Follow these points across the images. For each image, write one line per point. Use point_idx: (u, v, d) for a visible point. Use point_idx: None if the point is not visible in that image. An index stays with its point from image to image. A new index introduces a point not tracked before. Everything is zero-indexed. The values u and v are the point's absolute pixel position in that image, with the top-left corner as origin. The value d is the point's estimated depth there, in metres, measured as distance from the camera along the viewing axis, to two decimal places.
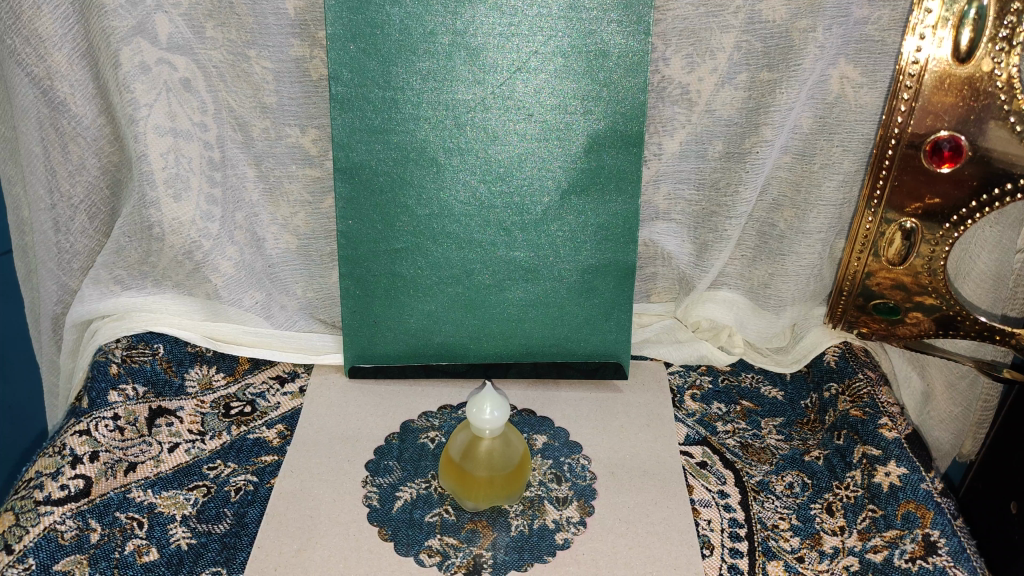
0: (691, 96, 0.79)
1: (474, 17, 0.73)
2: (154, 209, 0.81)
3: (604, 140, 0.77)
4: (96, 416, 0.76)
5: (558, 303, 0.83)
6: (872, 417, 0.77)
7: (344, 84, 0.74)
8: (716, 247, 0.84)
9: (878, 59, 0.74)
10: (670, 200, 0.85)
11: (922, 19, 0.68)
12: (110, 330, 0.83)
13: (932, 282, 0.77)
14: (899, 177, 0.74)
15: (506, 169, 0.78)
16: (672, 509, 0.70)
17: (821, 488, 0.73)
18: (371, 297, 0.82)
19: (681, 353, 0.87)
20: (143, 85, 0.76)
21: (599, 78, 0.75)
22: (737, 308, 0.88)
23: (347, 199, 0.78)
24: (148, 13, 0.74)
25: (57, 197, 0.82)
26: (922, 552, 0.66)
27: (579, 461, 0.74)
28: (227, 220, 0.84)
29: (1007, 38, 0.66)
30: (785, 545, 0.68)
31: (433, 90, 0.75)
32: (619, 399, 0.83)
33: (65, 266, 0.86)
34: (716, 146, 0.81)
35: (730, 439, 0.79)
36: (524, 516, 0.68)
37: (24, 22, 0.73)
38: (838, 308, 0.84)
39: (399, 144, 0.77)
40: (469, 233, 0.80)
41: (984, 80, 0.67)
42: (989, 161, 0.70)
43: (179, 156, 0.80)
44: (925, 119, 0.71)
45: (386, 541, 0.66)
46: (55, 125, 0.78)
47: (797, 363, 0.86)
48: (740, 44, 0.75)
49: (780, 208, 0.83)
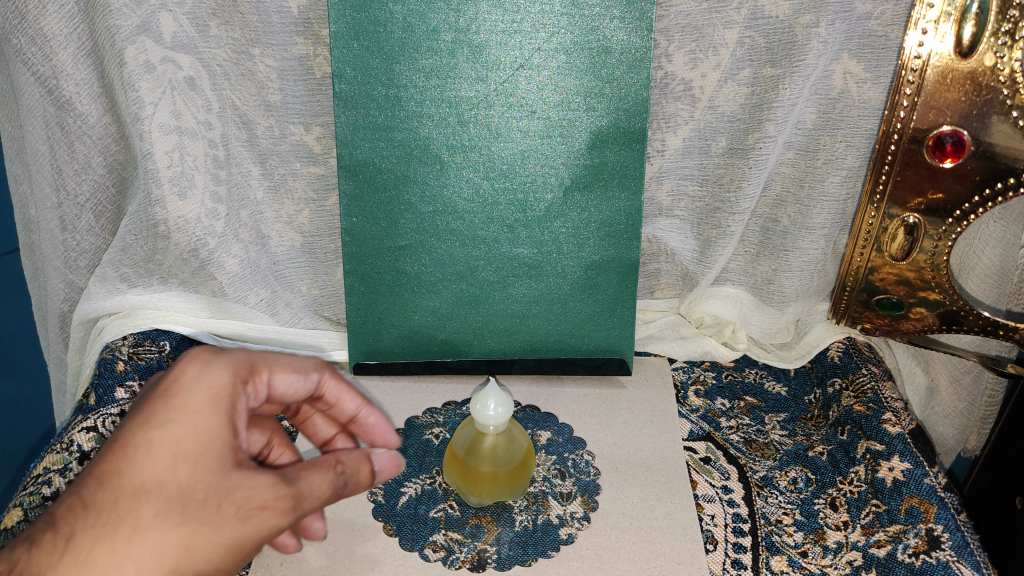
0: (693, 92, 0.79)
1: (477, 14, 0.73)
2: (160, 207, 0.81)
3: (607, 136, 0.77)
4: (103, 412, 0.76)
5: (561, 300, 0.83)
6: (875, 412, 0.76)
7: (348, 81, 0.75)
8: (719, 243, 0.84)
9: (881, 54, 0.74)
10: (673, 196, 0.85)
11: (924, 13, 0.68)
12: (118, 327, 0.84)
13: (935, 277, 0.77)
14: (902, 172, 0.74)
15: (509, 166, 0.78)
16: (676, 505, 0.70)
17: (825, 483, 0.73)
18: (376, 294, 0.83)
19: (684, 348, 0.88)
20: (148, 83, 0.76)
21: (601, 74, 0.75)
22: (741, 304, 0.88)
23: (352, 196, 0.79)
24: (153, 11, 0.74)
25: (63, 195, 0.82)
26: (925, 547, 0.65)
27: (582, 457, 0.74)
28: (232, 218, 0.84)
29: (1010, 32, 0.65)
30: (788, 540, 0.68)
31: (436, 87, 0.75)
32: (623, 395, 0.83)
33: (72, 264, 0.86)
34: (719, 142, 0.81)
35: (734, 434, 0.79)
36: (528, 512, 0.69)
37: (30, 20, 0.72)
38: (841, 303, 0.84)
39: (402, 141, 0.77)
40: (473, 230, 0.80)
41: (987, 74, 0.67)
42: (992, 156, 0.69)
43: (185, 154, 0.80)
44: (927, 115, 0.71)
45: (391, 536, 0.67)
46: (60, 124, 0.78)
47: (802, 358, 0.87)
48: (743, 39, 0.75)
49: (783, 204, 0.83)
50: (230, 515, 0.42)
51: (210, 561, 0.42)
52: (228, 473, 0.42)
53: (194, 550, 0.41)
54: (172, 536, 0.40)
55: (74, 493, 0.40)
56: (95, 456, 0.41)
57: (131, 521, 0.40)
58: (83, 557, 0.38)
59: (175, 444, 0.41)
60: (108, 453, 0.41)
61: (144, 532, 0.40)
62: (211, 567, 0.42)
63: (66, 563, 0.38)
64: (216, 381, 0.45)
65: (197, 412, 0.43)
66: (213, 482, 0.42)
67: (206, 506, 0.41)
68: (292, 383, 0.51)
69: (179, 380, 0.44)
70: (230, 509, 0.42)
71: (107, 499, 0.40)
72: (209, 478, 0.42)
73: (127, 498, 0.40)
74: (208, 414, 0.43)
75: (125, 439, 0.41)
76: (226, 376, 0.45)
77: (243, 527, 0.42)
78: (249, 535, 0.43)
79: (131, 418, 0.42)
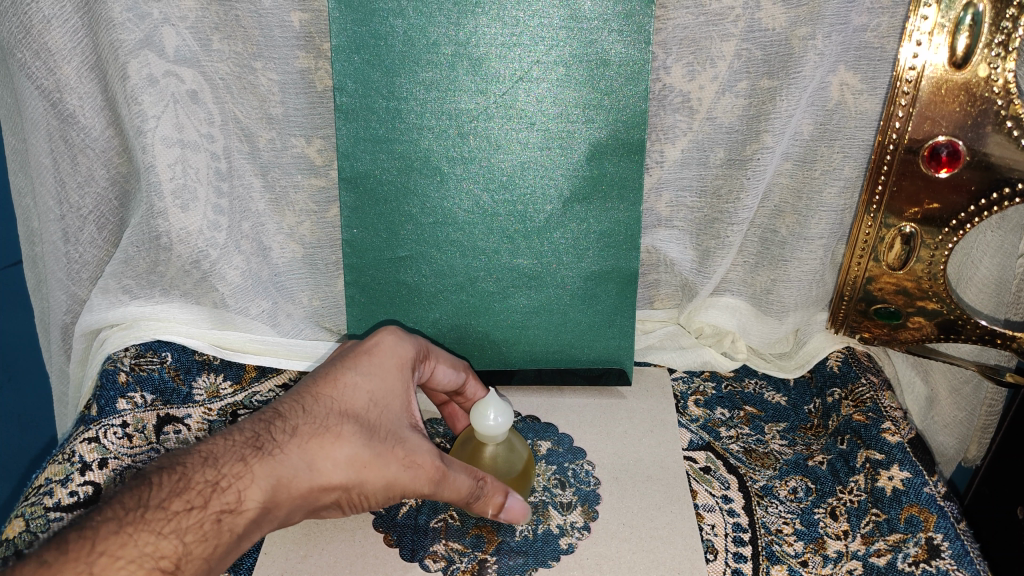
0: (692, 104, 0.80)
1: (476, 27, 0.74)
2: (163, 219, 0.82)
3: (606, 147, 0.78)
4: (105, 423, 0.76)
5: (561, 310, 0.83)
6: (875, 421, 0.77)
7: (349, 94, 0.76)
8: (718, 253, 0.85)
9: (877, 66, 0.74)
10: (672, 207, 0.86)
11: (918, 25, 0.68)
12: (118, 339, 0.83)
13: (932, 287, 0.77)
14: (898, 182, 0.74)
15: (509, 178, 0.79)
16: (675, 515, 0.70)
17: (825, 492, 0.73)
18: (377, 304, 0.83)
19: (684, 358, 0.88)
20: (151, 97, 0.77)
21: (599, 87, 0.76)
22: (741, 313, 0.88)
23: (352, 207, 0.79)
24: (156, 26, 0.75)
25: (66, 208, 0.82)
26: (925, 556, 0.65)
27: (583, 467, 0.75)
28: (234, 230, 0.85)
29: (1003, 43, 0.66)
30: (789, 549, 0.68)
31: (436, 100, 0.76)
32: (622, 405, 0.84)
33: (74, 275, 0.86)
34: (717, 153, 0.82)
35: (734, 444, 0.79)
36: (528, 521, 0.69)
37: (34, 35, 0.73)
38: (839, 313, 0.85)
39: (402, 152, 0.78)
40: (473, 241, 0.80)
41: (981, 85, 0.67)
42: (988, 166, 0.70)
43: (187, 166, 0.81)
44: (922, 125, 0.71)
45: (392, 546, 0.67)
46: (64, 137, 0.79)
47: (801, 367, 0.87)
48: (740, 52, 0.76)
49: (781, 215, 0.84)
50: (397, 458, 0.60)
51: (374, 484, 0.59)
52: (400, 426, 0.62)
53: (370, 470, 0.59)
54: (360, 451, 0.58)
55: (297, 399, 0.59)
56: (313, 378, 0.62)
57: (336, 429, 0.58)
58: (305, 441, 0.57)
59: (370, 389, 0.62)
60: (323, 382, 0.61)
61: (344, 441, 0.58)
62: (374, 489, 0.59)
63: (295, 440, 0.57)
64: (402, 353, 0.66)
65: (388, 371, 0.64)
66: (390, 427, 0.61)
67: (382, 441, 0.60)
68: (447, 375, 0.71)
69: (379, 345, 0.65)
70: (398, 453, 0.60)
71: (323, 410, 0.59)
72: (388, 422, 0.61)
73: (335, 413, 0.59)
74: (393, 375, 0.64)
75: (339, 374, 0.62)
76: (409, 353, 0.66)
77: (404, 470, 0.60)
78: (405, 479, 0.60)
79: (343, 362, 0.63)
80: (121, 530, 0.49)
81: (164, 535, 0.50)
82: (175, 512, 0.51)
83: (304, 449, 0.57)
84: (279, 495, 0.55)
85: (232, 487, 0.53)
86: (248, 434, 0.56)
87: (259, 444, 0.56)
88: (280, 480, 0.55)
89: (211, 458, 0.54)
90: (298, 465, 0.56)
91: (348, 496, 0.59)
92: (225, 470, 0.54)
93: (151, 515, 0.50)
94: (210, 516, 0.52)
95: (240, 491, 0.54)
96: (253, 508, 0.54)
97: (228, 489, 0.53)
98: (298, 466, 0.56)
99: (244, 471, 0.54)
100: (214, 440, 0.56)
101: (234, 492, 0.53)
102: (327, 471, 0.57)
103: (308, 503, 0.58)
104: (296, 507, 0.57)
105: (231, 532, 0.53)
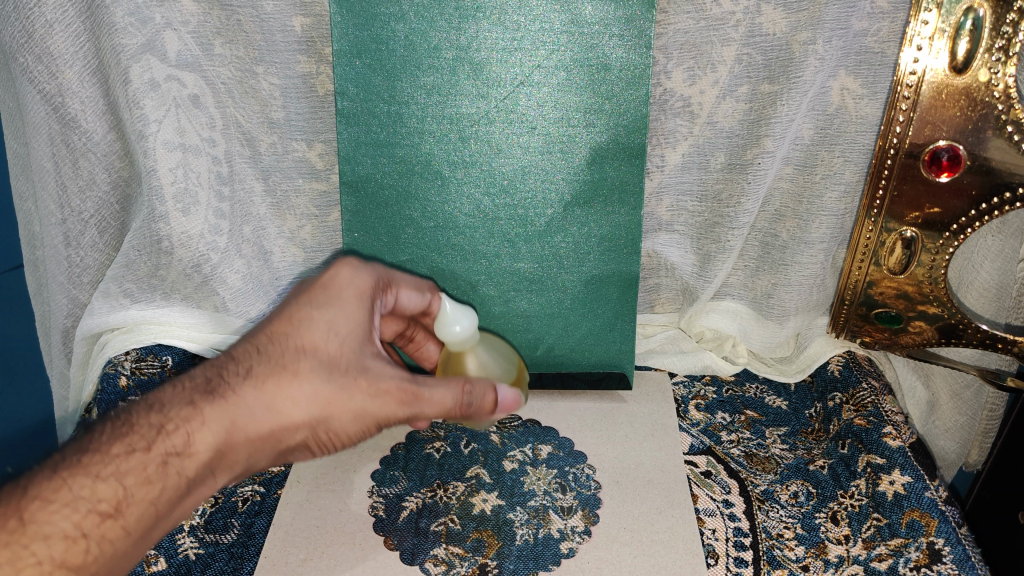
0: (692, 108, 0.80)
1: (478, 32, 0.74)
2: (164, 223, 0.82)
3: (607, 152, 0.78)
4: None
5: (562, 314, 0.83)
6: (876, 426, 0.78)
7: (350, 98, 0.76)
8: (718, 258, 0.85)
9: (878, 71, 0.74)
10: (672, 211, 0.86)
11: (919, 30, 0.68)
12: (120, 343, 0.85)
13: (934, 291, 0.77)
14: (899, 187, 0.74)
15: (510, 181, 0.79)
16: (676, 519, 0.70)
17: (826, 496, 0.73)
18: None
19: (684, 362, 0.88)
20: (153, 101, 0.77)
21: (600, 91, 0.76)
22: (741, 318, 0.89)
23: (353, 211, 0.80)
24: (157, 30, 0.75)
25: (68, 212, 0.82)
26: (926, 560, 0.66)
27: (583, 471, 0.75)
28: (235, 234, 0.85)
29: (1003, 48, 0.66)
30: (790, 554, 0.68)
31: (437, 104, 0.76)
32: (623, 409, 0.83)
33: (76, 279, 0.86)
34: (718, 158, 0.82)
35: (735, 448, 0.78)
36: (529, 526, 0.69)
37: (36, 39, 0.73)
38: (840, 317, 0.84)
39: (403, 156, 0.78)
40: (473, 245, 0.80)
41: (981, 90, 0.68)
42: (989, 170, 0.70)
43: (189, 171, 0.81)
44: (923, 129, 0.71)
45: (392, 549, 0.67)
46: (66, 141, 0.79)
47: (803, 372, 0.87)
48: (740, 56, 0.76)
49: (782, 219, 0.84)
50: (362, 389, 0.57)
51: (341, 419, 0.57)
52: (363, 356, 0.58)
53: (333, 404, 0.56)
54: (321, 387, 0.56)
55: (251, 342, 0.57)
56: (268, 318, 0.58)
57: (292, 366, 0.55)
58: (259, 382, 0.54)
59: (327, 321, 0.58)
60: (278, 321, 0.58)
61: (302, 378, 0.55)
62: (342, 423, 0.57)
63: (250, 382, 0.54)
64: (361, 282, 0.62)
65: (346, 303, 0.59)
66: (352, 357, 0.57)
67: (344, 373, 0.57)
68: (413, 299, 0.69)
69: (336, 279, 0.61)
70: (362, 384, 0.57)
71: (277, 349, 0.56)
72: (349, 353, 0.57)
73: (292, 351, 0.56)
74: (352, 306, 0.60)
75: (293, 310, 0.58)
76: (369, 283, 0.63)
77: (370, 400, 0.57)
78: (373, 408, 0.58)
79: (297, 298, 0.59)
80: (56, 474, 0.48)
81: (102, 479, 0.49)
82: (116, 455, 0.50)
83: (259, 389, 0.54)
84: (234, 437, 0.53)
85: (181, 429, 0.52)
86: (198, 380, 0.54)
87: (209, 389, 0.53)
88: (234, 423, 0.53)
89: (158, 404, 0.52)
90: (253, 407, 0.54)
91: (314, 433, 0.57)
92: (172, 414, 0.52)
93: (90, 459, 0.49)
94: (155, 459, 0.50)
95: (190, 434, 0.52)
96: (205, 451, 0.52)
97: (175, 432, 0.51)
98: (252, 407, 0.54)
99: (193, 414, 0.52)
100: (164, 388, 0.54)
101: (182, 436, 0.51)
102: (288, 410, 0.55)
103: (270, 444, 0.56)
104: (257, 449, 0.55)
105: (181, 475, 0.51)
